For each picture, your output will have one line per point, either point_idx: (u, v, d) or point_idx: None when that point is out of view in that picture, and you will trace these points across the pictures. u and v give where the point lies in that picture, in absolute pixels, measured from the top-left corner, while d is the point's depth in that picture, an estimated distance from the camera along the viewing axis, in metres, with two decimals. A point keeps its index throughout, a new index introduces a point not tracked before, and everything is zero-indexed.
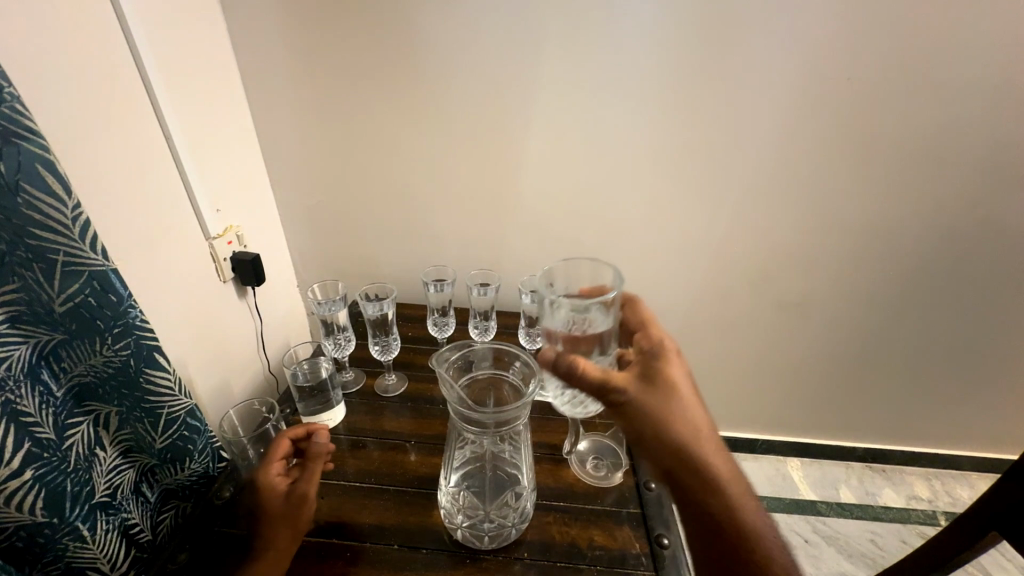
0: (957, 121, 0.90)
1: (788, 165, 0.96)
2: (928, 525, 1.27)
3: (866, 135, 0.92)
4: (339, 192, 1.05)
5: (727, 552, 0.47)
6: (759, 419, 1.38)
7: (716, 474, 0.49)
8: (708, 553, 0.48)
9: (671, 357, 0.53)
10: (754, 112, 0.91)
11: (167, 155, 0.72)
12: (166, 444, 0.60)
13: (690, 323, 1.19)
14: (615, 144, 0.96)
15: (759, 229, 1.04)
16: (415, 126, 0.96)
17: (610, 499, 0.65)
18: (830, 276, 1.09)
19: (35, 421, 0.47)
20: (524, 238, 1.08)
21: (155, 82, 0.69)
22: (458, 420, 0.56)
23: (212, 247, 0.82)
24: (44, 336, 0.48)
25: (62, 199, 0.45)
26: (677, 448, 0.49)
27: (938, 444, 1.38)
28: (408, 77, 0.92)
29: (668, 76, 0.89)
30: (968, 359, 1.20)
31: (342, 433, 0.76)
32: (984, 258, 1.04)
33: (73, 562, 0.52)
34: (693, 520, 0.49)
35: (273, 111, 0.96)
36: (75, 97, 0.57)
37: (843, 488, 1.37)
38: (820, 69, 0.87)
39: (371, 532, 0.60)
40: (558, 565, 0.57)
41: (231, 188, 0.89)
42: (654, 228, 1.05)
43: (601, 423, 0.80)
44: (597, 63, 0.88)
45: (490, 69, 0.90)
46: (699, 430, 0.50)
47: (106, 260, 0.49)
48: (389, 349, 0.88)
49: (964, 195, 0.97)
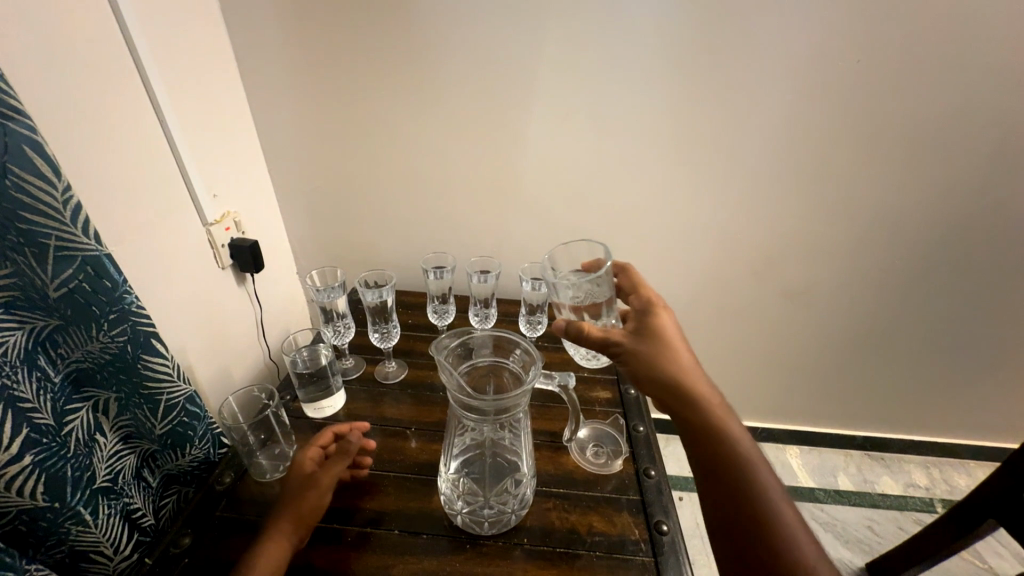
0: (974, 105, 0.87)
1: (795, 150, 0.94)
2: (926, 512, 1.28)
3: (879, 119, 0.89)
4: (338, 178, 1.03)
5: (721, 476, 0.50)
6: (758, 407, 1.38)
7: (732, 442, 0.51)
8: (723, 515, 0.49)
9: (661, 313, 0.60)
10: (763, 95, 0.88)
11: (161, 139, 0.70)
12: (166, 430, 0.61)
13: (692, 311, 1.18)
14: (619, 128, 0.93)
15: (764, 216, 1.02)
16: (414, 110, 0.94)
17: (610, 486, 0.65)
18: (835, 265, 1.07)
19: (33, 407, 0.46)
20: (525, 225, 1.06)
21: (147, 61, 0.66)
22: (457, 407, 0.55)
23: (209, 233, 0.81)
24: (40, 321, 0.47)
25: (52, 181, 0.44)
26: (691, 409, 0.53)
27: (937, 433, 1.39)
28: (407, 59, 0.89)
29: (676, 57, 0.86)
30: (973, 350, 1.19)
31: (342, 420, 0.76)
32: (995, 247, 1.02)
33: (76, 546, 0.52)
34: (710, 484, 0.51)
35: (268, 95, 0.94)
36: (64, 78, 0.55)
37: (841, 475, 1.38)
38: (834, 49, 0.84)
39: (371, 518, 0.61)
40: (558, 550, 0.57)
41: (228, 174, 0.88)
42: (657, 214, 1.03)
43: (601, 410, 0.80)
44: (602, 43, 0.86)
45: (492, 50, 0.87)
46: (688, 368, 0.55)
47: (99, 246, 0.49)
48: (389, 337, 0.87)
49: (978, 182, 0.95)
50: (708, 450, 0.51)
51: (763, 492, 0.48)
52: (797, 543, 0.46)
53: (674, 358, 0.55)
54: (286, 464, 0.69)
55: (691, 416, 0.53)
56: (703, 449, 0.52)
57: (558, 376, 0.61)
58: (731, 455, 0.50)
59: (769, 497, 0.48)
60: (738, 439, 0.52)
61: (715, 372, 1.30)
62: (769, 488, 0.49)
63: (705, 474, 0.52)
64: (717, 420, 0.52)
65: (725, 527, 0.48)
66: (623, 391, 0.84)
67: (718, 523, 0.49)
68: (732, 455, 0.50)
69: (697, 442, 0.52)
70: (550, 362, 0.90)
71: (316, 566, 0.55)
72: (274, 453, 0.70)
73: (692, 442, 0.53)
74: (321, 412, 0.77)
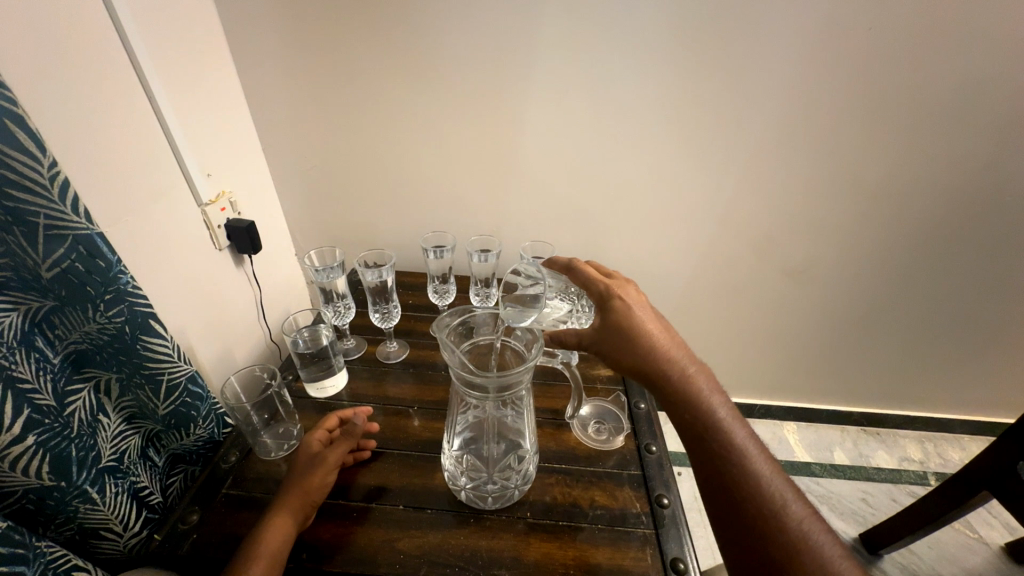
0: (994, 75, 0.83)
1: (805, 124, 0.91)
2: (919, 485, 1.31)
3: (894, 90, 0.86)
4: (335, 158, 1.01)
5: (699, 443, 0.50)
6: (757, 384, 1.39)
7: (715, 414, 0.51)
8: (712, 490, 0.48)
9: (623, 291, 0.60)
10: (773, 65, 0.85)
11: (150, 116, 0.68)
12: (169, 410, 0.61)
13: (693, 289, 1.18)
14: (622, 102, 0.90)
15: (770, 193, 1.00)
16: (411, 84, 0.91)
17: (611, 462, 0.66)
18: (840, 241, 1.06)
19: (33, 388, 0.46)
20: (526, 203, 1.05)
21: (129, 28, 0.62)
22: (461, 385, 0.55)
23: (204, 213, 0.79)
24: (35, 302, 0.47)
25: (36, 156, 0.42)
26: (670, 386, 0.53)
27: (932, 408, 1.41)
28: (404, 30, 0.85)
29: (685, 23, 0.82)
30: (973, 327, 1.20)
31: (345, 399, 0.77)
32: (1002, 224, 1.01)
33: (86, 524, 0.53)
34: (696, 459, 0.50)
35: (259, 67, 0.89)
36: (50, 55, 0.53)
37: (837, 450, 1.40)
38: (851, 16, 0.80)
39: (376, 493, 0.61)
40: (560, 524, 0.58)
41: (221, 151, 0.85)
42: (658, 192, 1.02)
43: (603, 388, 0.80)
44: (608, 11, 0.81)
45: (493, 20, 0.83)
46: (656, 336, 0.56)
47: (90, 224, 0.48)
48: (389, 317, 0.87)
49: (991, 157, 0.92)
50: (690, 425, 0.51)
51: (748, 460, 0.48)
52: (784, 506, 0.45)
53: (647, 341, 0.55)
54: (291, 443, 0.69)
55: (671, 394, 0.53)
56: (686, 425, 0.51)
57: (562, 352, 0.59)
58: (711, 425, 0.50)
59: (754, 466, 0.47)
60: (721, 411, 0.51)
61: (714, 349, 1.31)
62: (753, 456, 0.48)
63: (692, 450, 0.51)
64: (699, 395, 0.52)
65: (714, 500, 0.48)
66: None
67: (707, 497, 0.48)
68: (715, 426, 0.50)
69: (679, 419, 0.52)
70: None
71: (324, 541, 0.56)
72: (278, 432, 0.71)
73: (674, 419, 0.53)
74: (323, 391, 0.77)
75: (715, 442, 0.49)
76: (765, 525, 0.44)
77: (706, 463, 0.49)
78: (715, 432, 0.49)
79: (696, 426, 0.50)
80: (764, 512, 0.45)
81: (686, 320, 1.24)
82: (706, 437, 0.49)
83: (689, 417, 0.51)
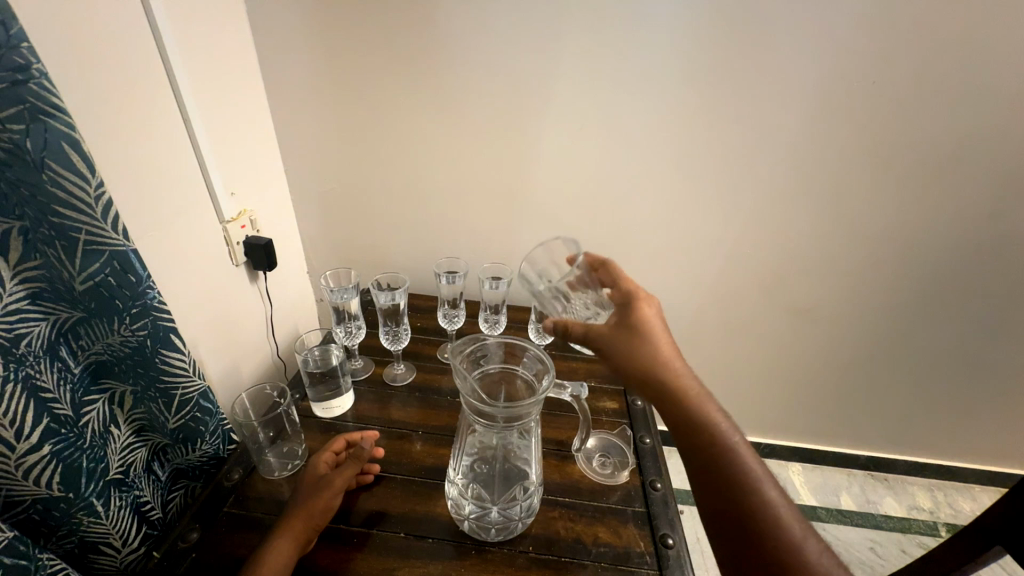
0: (987, 131, 0.87)
1: (806, 169, 0.94)
2: (929, 536, 1.27)
3: (894, 140, 0.90)
4: (354, 183, 1.04)
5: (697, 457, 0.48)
6: (763, 424, 1.37)
7: (716, 428, 0.48)
8: (712, 506, 0.46)
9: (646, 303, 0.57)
10: (775, 114, 0.89)
11: (186, 139, 0.72)
12: (178, 424, 0.61)
13: (699, 324, 1.18)
14: (632, 141, 0.94)
15: (775, 232, 1.02)
16: (432, 118, 0.95)
17: (615, 498, 0.65)
18: (844, 281, 1.07)
19: (53, 397, 0.47)
20: (536, 234, 1.07)
21: (174, 58, 0.68)
22: (469, 411, 0.56)
23: (225, 230, 0.82)
24: (64, 313, 0.49)
25: (86, 176, 0.45)
26: (670, 402, 0.51)
27: (944, 456, 1.37)
28: (427, 71, 0.91)
29: (691, 74, 0.87)
30: (982, 372, 1.19)
31: (350, 420, 0.77)
32: (1007, 271, 1.02)
33: (86, 537, 0.53)
34: (696, 475, 0.48)
35: (287, 93, 0.94)
36: (97, 82, 0.57)
37: (844, 495, 1.37)
38: (847, 74, 0.85)
39: (378, 520, 0.61)
40: (563, 560, 0.57)
41: (245, 171, 0.89)
42: (667, 227, 1.04)
43: (609, 421, 0.79)
44: (618, 60, 0.87)
45: (511, 66, 0.89)
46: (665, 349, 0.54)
47: (127, 241, 0.50)
48: (398, 339, 0.88)
49: (990, 207, 0.95)
50: (690, 441, 0.49)
51: (747, 475, 0.46)
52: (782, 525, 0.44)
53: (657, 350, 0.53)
54: (295, 463, 0.69)
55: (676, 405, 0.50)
56: (685, 439, 0.49)
57: (571, 385, 0.60)
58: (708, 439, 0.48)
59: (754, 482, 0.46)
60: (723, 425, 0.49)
61: (721, 384, 1.29)
62: (751, 472, 0.46)
63: (692, 465, 0.49)
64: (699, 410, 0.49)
65: (715, 514, 0.46)
66: (629, 402, 0.84)
67: (709, 513, 0.47)
68: (713, 442, 0.48)
69: (681, 434, 0.50)
70: (559, 371, 0.90)
71: (322, 566, 0.55)
72: (283, 450, 0.71)
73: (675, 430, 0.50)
74: (329, 411, 0.77)
75: (716, 458, 0.47)
76: (763, 546, 0.43)
77: (706, 480, 0.47)
78: (714, 448, 0.47)
79: (696, 453, 0.48)
80: (764, 533, 0.43)
81: (692, 353, 1.24)
82: (706, 453, 0.48)
83: (687, 431, 0.49)
